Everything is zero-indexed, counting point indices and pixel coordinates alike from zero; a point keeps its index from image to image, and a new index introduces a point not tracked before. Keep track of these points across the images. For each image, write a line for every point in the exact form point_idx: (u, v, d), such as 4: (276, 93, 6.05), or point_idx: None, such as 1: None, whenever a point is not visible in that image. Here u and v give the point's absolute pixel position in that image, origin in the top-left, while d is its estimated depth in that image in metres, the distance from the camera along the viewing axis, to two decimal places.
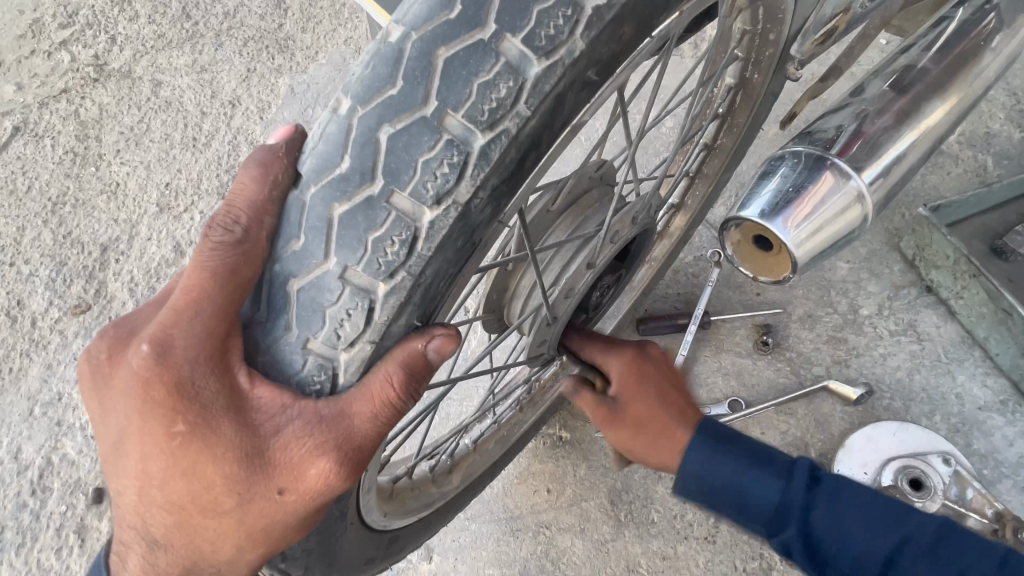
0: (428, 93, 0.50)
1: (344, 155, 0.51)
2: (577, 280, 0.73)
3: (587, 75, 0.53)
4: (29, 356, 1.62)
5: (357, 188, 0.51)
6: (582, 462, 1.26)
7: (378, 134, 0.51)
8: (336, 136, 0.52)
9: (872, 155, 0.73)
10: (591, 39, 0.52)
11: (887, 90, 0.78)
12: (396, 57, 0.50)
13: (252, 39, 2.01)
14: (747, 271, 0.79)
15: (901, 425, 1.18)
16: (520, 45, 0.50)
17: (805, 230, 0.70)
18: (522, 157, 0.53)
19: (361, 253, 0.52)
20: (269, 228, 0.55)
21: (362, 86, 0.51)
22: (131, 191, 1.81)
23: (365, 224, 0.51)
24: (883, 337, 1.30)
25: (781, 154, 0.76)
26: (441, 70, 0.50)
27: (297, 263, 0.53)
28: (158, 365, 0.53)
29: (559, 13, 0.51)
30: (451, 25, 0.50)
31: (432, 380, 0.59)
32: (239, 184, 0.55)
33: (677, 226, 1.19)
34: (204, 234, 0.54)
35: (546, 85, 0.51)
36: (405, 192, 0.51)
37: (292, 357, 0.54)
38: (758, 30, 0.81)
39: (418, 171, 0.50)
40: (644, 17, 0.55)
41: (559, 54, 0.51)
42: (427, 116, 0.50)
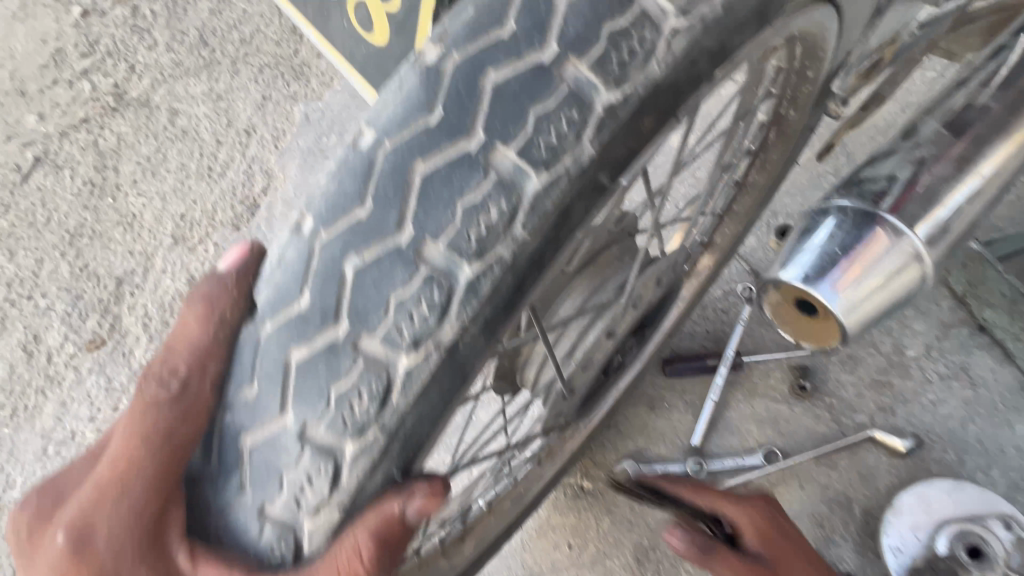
0: (402, 219, 0.47)
1: (303, 292, 0.48)
2: (595, 350, 0.68)
3: (601, 177, 0.49)
4: (44, 393, 1.61)
5: (317, 330, 0.47)
6: (605, 516, 1.19)
7: (344, 266, 0.47)
8: (296, 264, 0.49)
9: (930, 207, 0.64)
10: (605, 142, 0.48)
11: (943, 131, 0.70)
12: (366, 171, 0.48)
13: (268, 65, 1.99)
14: (789, 335, 0.72)
15: (956, 484, 1.08)
16: (515, 157, 0.46)
17: (855, 295, 0.63)
18: (522, 279, 0.48)
19: (323, 409, 0.47)
20: (213, 374, 0.51)
21: (327, 206, 0.48)
22: (147, 223, 1.80)
23: (327, 375, 0.47)
24: (932, 381, 1.20)
25: (826, 207, 0.67)
26: (418, 190, 0.47)
27: (250, 415, 0.49)
28: (82, 548, 0.49)
29: (563, 116, 0.47)
30: (431, 132, 0.47)
31: (413, 539, 0.53)
32: (181, 328, 0.52)
33: (705, 266, 1.08)
34: (142, 389, 0.51)
35: (547, 201, 0.47)
36: (376, 337, 0.47)
37: (246, 525, 0.49)
38: (794, 67, 0.73)
39: (392, 310, 0.47)
40: (671, 103, 0.50)
41: (562, 165, 0.47)
42: (401, 246, 0.47)
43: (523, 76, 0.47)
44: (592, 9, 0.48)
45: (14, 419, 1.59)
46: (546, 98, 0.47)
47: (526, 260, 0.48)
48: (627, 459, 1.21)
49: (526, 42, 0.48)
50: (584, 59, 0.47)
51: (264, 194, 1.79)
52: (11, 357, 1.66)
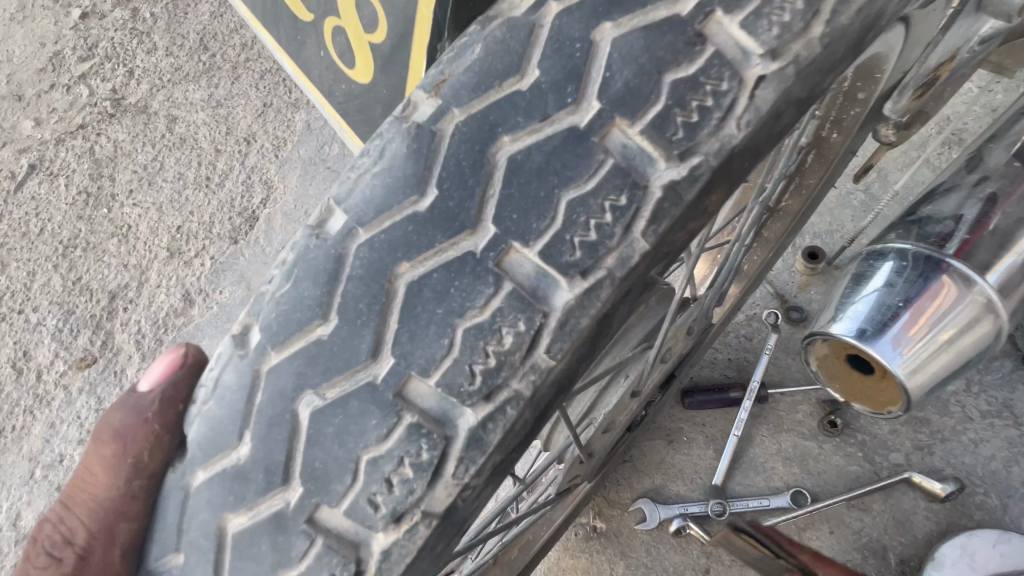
0: (377, 345, 0.40)
1: (243, 440, 0.42)
2: (619, 413, 0.59)
3: (649, 274, 0.42)
4: (33, 414, 1.54)
5: (259, 497, 0.41)
6: (619, 559, 1.11)
7: (298, 407, 0.41)
8: (236, 396, 0.42)
9: (1003, 252, 0.56)
10: (660, 232, 0.41)
11: (1014, 160, 0.62)
12: (334, 272, 0.41)
13: (269, 71, 1.92)
14: (839, 393, 0.64)
15: (1002, 535, 0.99)
16: (536, 259, 0.40)
17: (916, 357, 0.55)
18: (548, 403, 0.42)
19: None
20: (125, 536, 0.46)
21: (279, 321, 0.41)
22: (142, 235, 1.73)
23: (274, 557, 0.41)
24: (973, 420, 1.11)
25: (880, 251, 0.60)
26: (402, 301, 0.40)
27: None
28: None
29: (604, 202, 0.40)
30: (421, 224, 0.41)
31: None
32: (92, 485, 0.48)
33: (733, 296, 1.03)
34: (48, 554, 0.48)
35: (580, 321, 0.40)
36: (338, 509, 0.40)
37: None
38: (844, 87, 0.66)
39: (361, 476, 0.40)
40: (740, 169, 0.43)
41: (603, 269, 0.40)
42: (375, 380, 0.40)
43: (552, 143, 0.41)
44: (647, 51, 0.40)
45: (1, 440, 1.53)
46: (580, 179, 0.40)
47: (551, 389, 0.41)
48: (642, 498, 1.13)
49: (554, 94, 0.41)
50: (636, 123, 0.40)
51: (263, 205, 1.72)
52: None
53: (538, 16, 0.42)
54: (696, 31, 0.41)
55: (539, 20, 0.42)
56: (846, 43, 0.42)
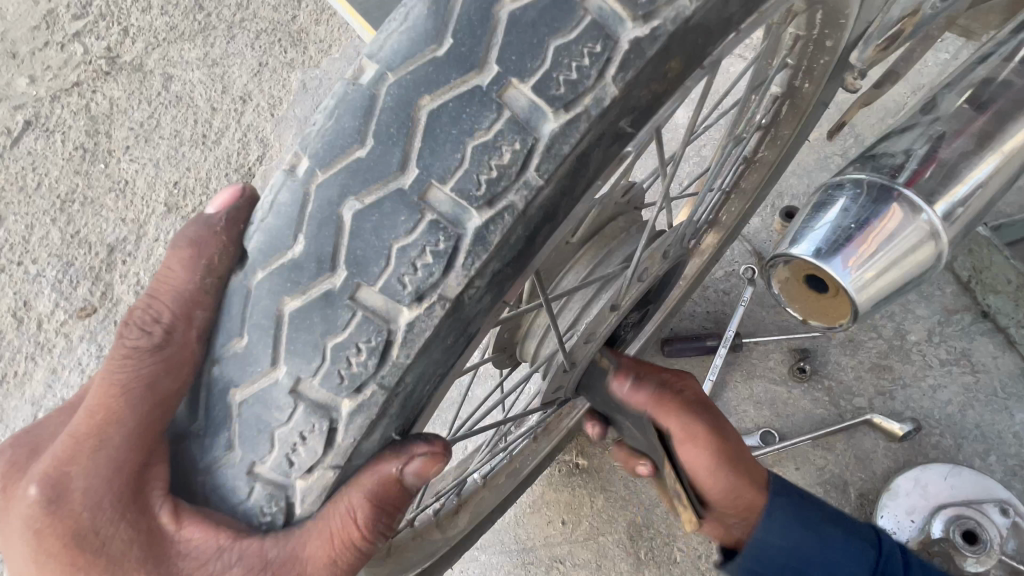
0: (407, 158, 0.43)
1: (297, 236, 0.44)
2: (599, 324, 0.65)
3: (620, 125, 0.45)
4: (35, 360, 1.59)
5: (312, 280, 0.44)
6: (599, 493, 1.18)
7: (342, 210, 0.43)
8: (290, 209, 0.44)
9: (950, 182, 0.63)
10: (626, 82, 0.43)
11: (964, 107, 0.68)
12: (368, 105, 0.43)
13: (264, 31, 1.94)
14: (797, 312, 0.70)
15: (954, 469, 1.07)
16: (530, 94, 0.42)
17: (868, 271, 0.61)
18: (532, 233, 0.45)
19: (317, 364, 0.45)
20: (200, 324, 0.49)
21: (323, 145, 0.43)
22: (139, 189, 1.76)
23: (322, 327, 0.44)
24: (932, 367, 1.19)
25: (840, 182, 0.66)
26: (424, 128, 0.42)
27: (240, 368, 0.46)
28: (47, 512, 0.47)
29: (584, 51, 0.42)
30: (439, 65, 0.42)
31: (412, 501, 0.53)
32: (166, 271, 0.50)
33: (710, 244, 1.09)
34: (121, 333, 0.50)
35: (564, 145, 0.43)
36: (375, 288, 0.44)
37: (232, 484, 0.47)
38: (813, 35, 0.71)
39: (393, 260, 0.43)
40: (697, 46, 0.45)
41: (581, 105, 0.43)
42: (405, 187, 0.43)
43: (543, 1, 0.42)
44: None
45: (4, 385, 1.58)
46: (567, 30, 0.42)
47: (527, 231, 0.45)
48: None
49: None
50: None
51: (258, 162, 1.75)
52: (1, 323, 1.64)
53: None
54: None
55: None
56: None
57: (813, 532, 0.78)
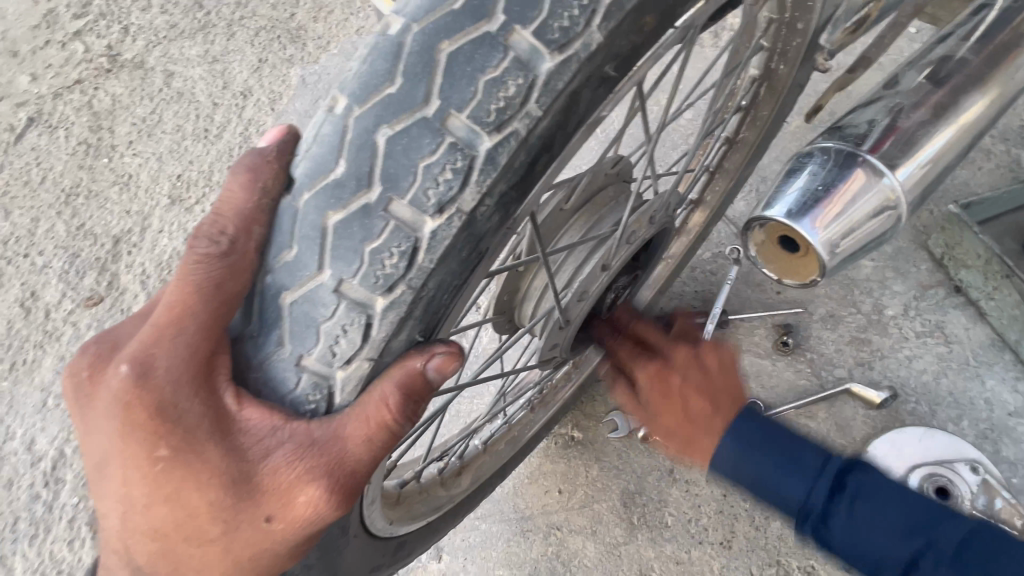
0: (430, 92, 0.48)
1: (339, 160, 0.49)
2: (590, 283, 0.72)
3: (604, 70, 0.50)
4: (43, 348, 1.63)
5: (353, 196, 0.49)
6: (594, 463, 1.24)
7: (376, 136, 0.48)
8: (331, 139, 0.49)
9: (906, 150, 0.69)
10: (608, 32, 0.49)
11: (923, 82, 0.74)
12: (396, 51, 0.48)
13: (264, 29, 1.99)
14: (771, 273, 0.76)
15: (927, 431, 1.14)
16: (530, 38, 0.48)
17: (835, 231, 0.67)
18: (532, 160, 0.51)
19: (357, 265, 0.49)
20: (259, 238, 0.53)
21: (359, 84, 0.48)
22: (143, 182, 1.81)
23: (362, 235, 0.49)
24: (908, 339, 1.25)
25: (809, 151, 0.72)
26: (443, 67, 0.47)
27: (292, 274, 0.51)
28: (137, 386, 0.51)
29: (573, 5, 0.48)
30: (456, 15, 0.48)
31: (433, 399, 0.57)
32: (226, 192, 0.53)
33: (696, 222, 1.15)
34: (189, 243, 0.52)
35: (559, 83, 0.48)
36: (405, 200, 0.48)
37: (284, 375, 0.52)
38: (786, 18, 0.77)
39: (420, 176, 0.48)
40: (667, 7, 0.51)
41: (573, 49, 0.48)
42: (429, 117, 0.48)
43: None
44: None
45: (12, 373, 1.61)
46: None
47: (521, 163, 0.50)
48: (616, 411, 1.26)
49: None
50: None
51: None
52: (8, 314, 1.67)
53: None
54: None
55: None
56: None
57: (775, 454, 0.86)
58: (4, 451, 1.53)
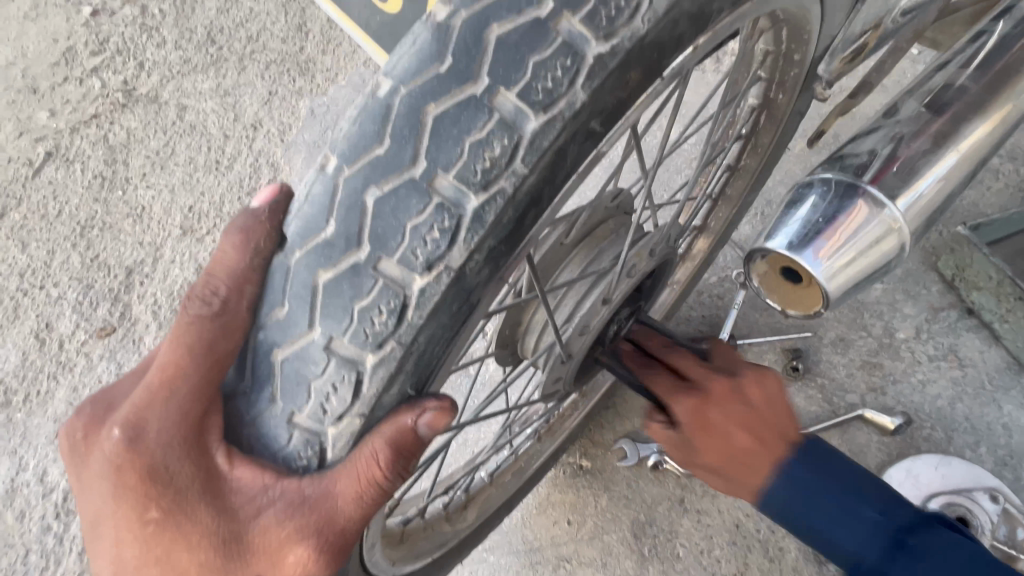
0: (417, 153, 0.49)
1: (329, 220, 0.50)
2: (591, 316, 0.71)
3: (592, 125, 0.50)
4: (56, 379, 1.65)
5: (342, 255, 0.50)
6: (604, 493, 1.22)
7: (366, 197, 0.49)
8: (322, 199, 0.51)
9: (911, 179, 0.69)
10: (594, 89, 0.49)
11: (923, 110, 0.74)
12: (384, 114, 0.49)
13: (274, 61, 2.03)
14: (775, 303, 0.76)
15: (943, 459, 1.12)
16: (515, 99, 0.48)
17: (838, 262, 0.66)
18: (521, 215, 0.50)
19: (347, 323, 0.50)
20: (251, 296, 0.54)
21: (349, 145, 0.50)
22: (156, 214, 1.84)
23: (351, 292, 0.50)
24: (921, 362, 1.23)
25: (809, 182, 0.71)
26: (430, 129, 0.48)
27: (282, 331, 0.51)
28: (130, 449, 0.53)
29: (558, 64, 0.48)
30: (442, 79, 0.49)
31: (425, 453, 0.56)
32: (220, 252, 0.54)
33: (700, 248, 1.15)
34: (186, 304, 0.54)
35: (544, 140, 0.48)
36: (393, 259, 0.49)
37: (276, 433, 0.53)
38: (781, 50, 0.77)
39: (408, 236, 0.49)
40: (654, 59, 0.51)
41: (558, 109, 0.48)
42: (415, 178, 0.49)
43: (523, 28, 0.49)
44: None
45: (26, 405, 1.63)
46: (542, 48, 0.49)
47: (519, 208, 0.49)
48: (624, 438, 1.23)
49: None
50: (576, 14, 0.49)
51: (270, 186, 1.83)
52: (23, 345, 1.70)
53: None
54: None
55: None
56: None
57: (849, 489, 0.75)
58: (17, 482, 1.54)
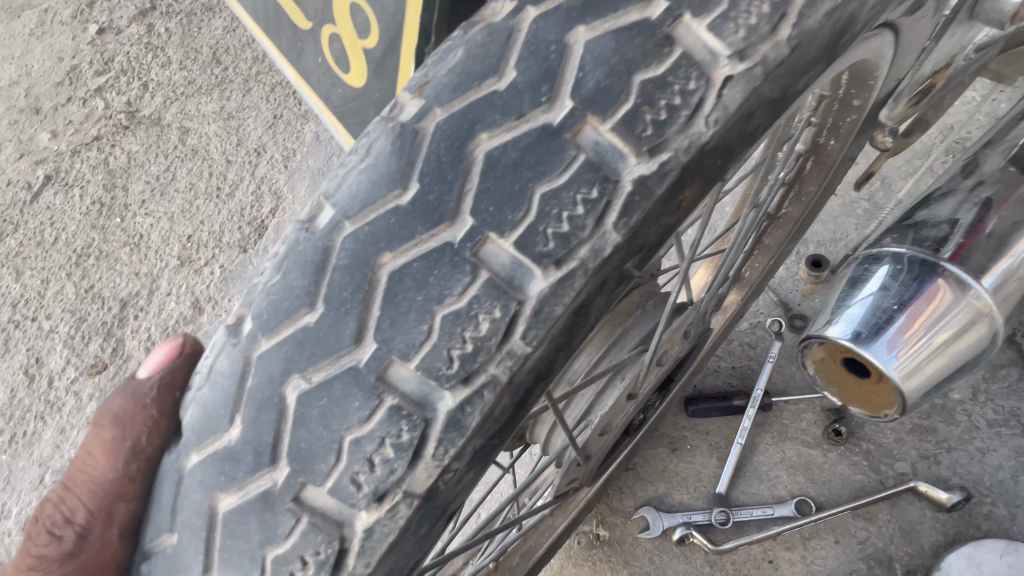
0: (360, 332, 0.42)
1: (233, 425, 0.44)
2: (614, 415, 0.62)
3: (626, 268, 0.44)
4: (44, 420, 1.57)
5: (246, 478, 0.43)
6: (623, 568, 1.10)
7: (287, 391, 0.43)
8: (228, 387, 0.44)
9: (998, 256, 0.56)
10: (631, 229, 0.42)
11: (1008, 166, 0.63)
12: (320, 261, 0.43)
13: (280, 84, 1.96)
14: (836, 397, 0.67)
15: (1008, 545, 0.99)
16: (512, 250, 0.41)
17: (914, 359, 0.55)
18: (523, 397, 0.43)
19: (256, 574, 0.43)
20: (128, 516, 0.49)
21: (268, 309, 0.43)
22: (154, 244, 1.76)
23: (260, 533, 0.43)
24: (980, 428, 1.10)
25: (876, 256, 0.60)
26: (385, 288, 0.42)
27: (172, 569, 0.46)
28: None
29: (578, 196, 0.41)
30: (402, 216, 0.42)
31: None
32: (99, 465, 0.51)
33: (733, 300, 1.01)
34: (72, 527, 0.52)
35: (555, 308, 0.41)
36: (322, 489, 0.42)
37: None
38: (839, 95, 0.67)
39: (345, 455, 0.42)
40: (717, 168, 0.44)
41: (577, 258, 0.42)
42: (359, 363, 0.42)
43: (527, 139, 0.42)
44: (617, 53, 0.41)
45: (12, 446, 1.55)
46: (552, 175, 0.41)
47: (528, 377, 0.43)
48: (646, 505, 1.13)
49: (529, 95, 0.42)
50: (607, 121, 0.41)
51: (272, 215, 1.75)
52: (12, 381, 1.62)
53: (517, 20, 0.43)
54: (665, 34, 0.42)
55: (517, 24, 0.43)
56: (819, 44, 0.43)
57: None
58: None
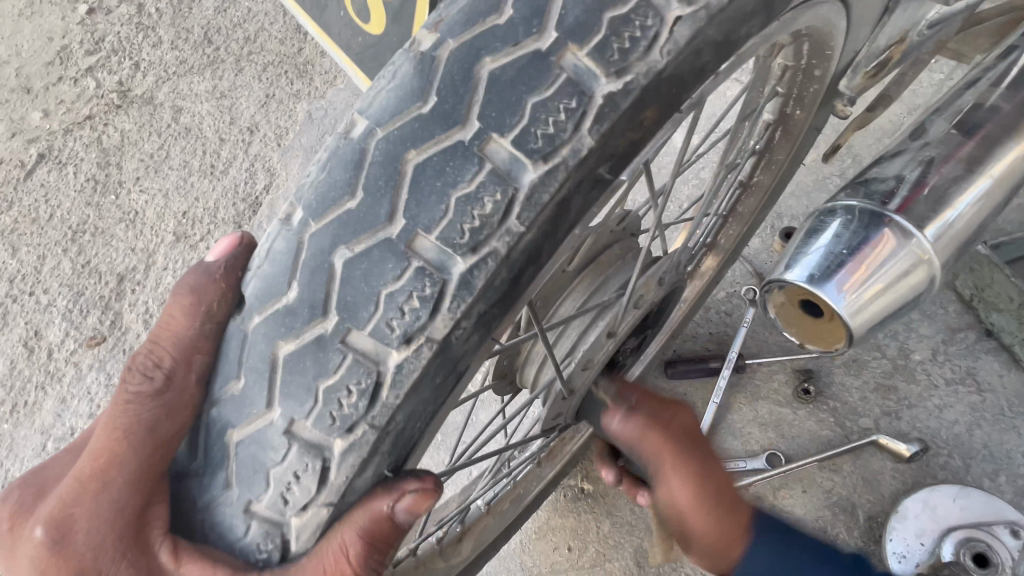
0: (394, 210, 0.48)
1: (291, 285, 0.50)
2: (596, 351, 0.68)
3: (598, 171, 0.49)
4: (44, 390, 1.61)
5: (306, 324, 0.49)
6: (606, 518, 1.17)
7: (333, 258, 0.49)
8: (284, 258, 0.51)
9: (939, 208, 0.63)
10: (603, 133, 0.48)
11: (952, 132, 0.69)
12: (358, 159, 0.49)
13: (271, 63, 1.99)
14: (794, 336, 0.74)
15: (962, 490, 1.06)
16: (510, 147, 0.47)
17: (862, 296, 0.62)
18: (516, 274, 0.49)
19: (311, 406, 0.49)
20: (199, 367, 0.56)
21: (317, 199, 0.50)
22: (149, 220, 1.79)
23: (315, 370, 0.49)
24: (937, 387, 1.18)
25: (831, 209, 0.67)
26: (410, 181, 0.48)
27: (239, 409, 0.51)
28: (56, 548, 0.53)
29: (559, 106, 0.47)
30: (424, 121, 0.48)
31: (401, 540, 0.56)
32: (169, 326, 0.57)
33: (710, 267, 1.06)
34: (127, 384, 0.56)
35: (544, 194, 0.47)
36: (366, 332, 0.49)
37: (232, 521, 0.52)
38: (801, 65, 0.73)
39: (382, 306, 0.48)
40: (673, 95, 0.50)
41: (559, 156, 0.47)
42: (392, 237, 0.48)
43: (520, 63, 0.47)
44: None
45: (14, 415, 1.60)
46: (543, 86, 0.47)
47: (521, 254, 0.48)
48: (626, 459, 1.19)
49: (523, 27, 0.48)
50: (584, 47, 0.47)
51: (265, 193, 1.79)
52: (12, 353, 1.66)
53: None
54: None
55: None
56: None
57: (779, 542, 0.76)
58: None
